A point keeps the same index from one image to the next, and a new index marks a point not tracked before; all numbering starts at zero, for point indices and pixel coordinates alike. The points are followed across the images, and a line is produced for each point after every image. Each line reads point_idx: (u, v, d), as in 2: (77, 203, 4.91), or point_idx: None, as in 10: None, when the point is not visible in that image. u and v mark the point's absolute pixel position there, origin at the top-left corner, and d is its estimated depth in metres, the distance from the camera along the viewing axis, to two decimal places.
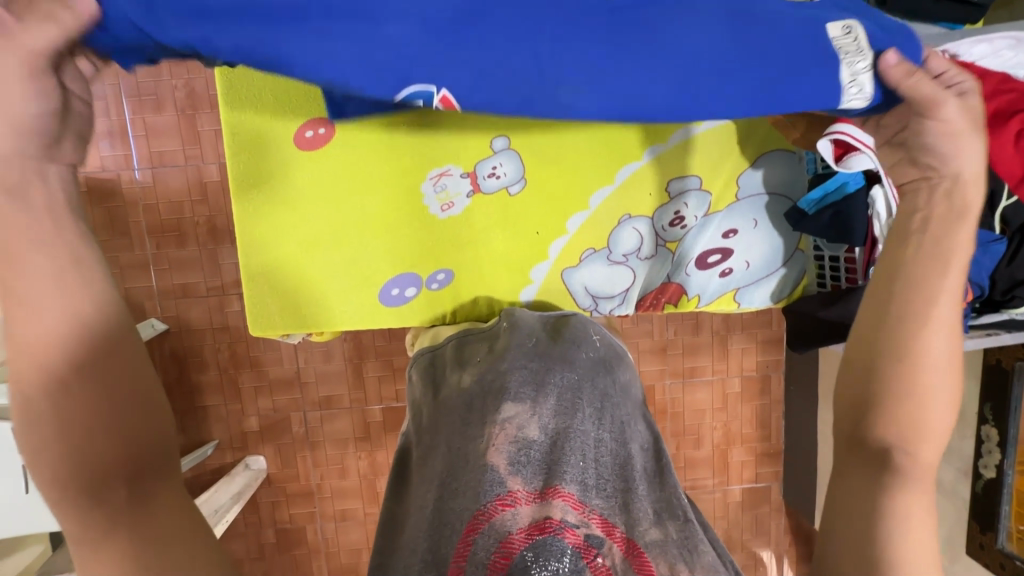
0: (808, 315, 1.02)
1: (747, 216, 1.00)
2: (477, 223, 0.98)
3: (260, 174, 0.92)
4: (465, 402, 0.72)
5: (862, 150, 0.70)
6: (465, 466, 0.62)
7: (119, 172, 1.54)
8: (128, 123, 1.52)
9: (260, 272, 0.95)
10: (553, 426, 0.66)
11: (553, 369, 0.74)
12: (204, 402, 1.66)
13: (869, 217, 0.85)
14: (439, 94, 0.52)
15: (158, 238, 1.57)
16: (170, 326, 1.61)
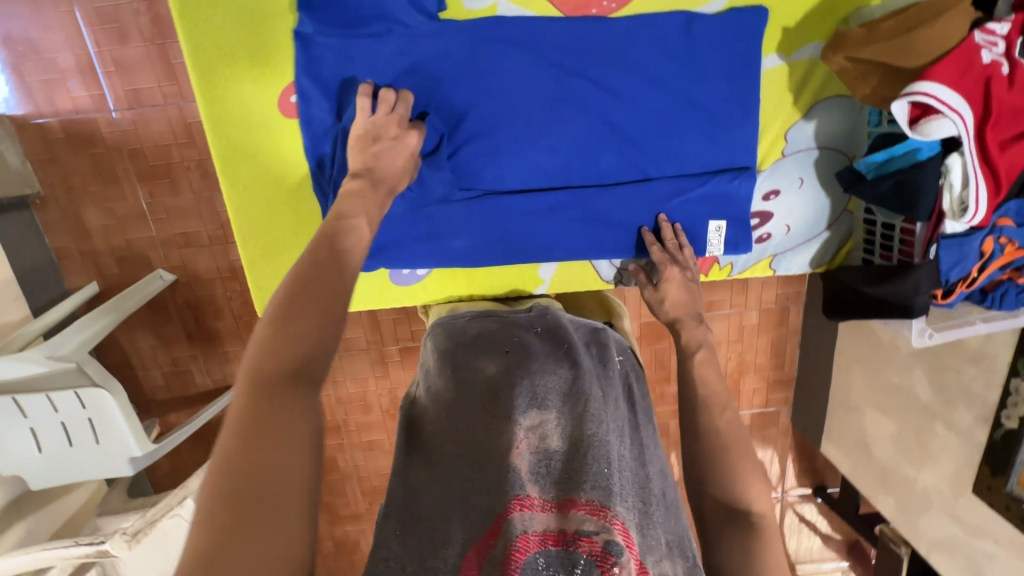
0: (851, 288, 1.02)
1: (793, 174, 1.05)
2: (487, 222, 1.04)
3: (245, 157, 0.99)
4: (491, 391, 0.76)
5: (942, 113, 0.77)
6: (489, 461, 0.66)
7: (94, 115, 1.42)
8: (94, 57, 1.36)
9: (256, 256, 1.05)
10: (577, 434, 0.70)
11: (583, 378, 0.78)
12: (224, 348, 1.68)
13: (940, 186, 0.86)
14: (496, 202, 1.02)
15: (150, 185, 1.49)
16: (178, 276, 1.59)
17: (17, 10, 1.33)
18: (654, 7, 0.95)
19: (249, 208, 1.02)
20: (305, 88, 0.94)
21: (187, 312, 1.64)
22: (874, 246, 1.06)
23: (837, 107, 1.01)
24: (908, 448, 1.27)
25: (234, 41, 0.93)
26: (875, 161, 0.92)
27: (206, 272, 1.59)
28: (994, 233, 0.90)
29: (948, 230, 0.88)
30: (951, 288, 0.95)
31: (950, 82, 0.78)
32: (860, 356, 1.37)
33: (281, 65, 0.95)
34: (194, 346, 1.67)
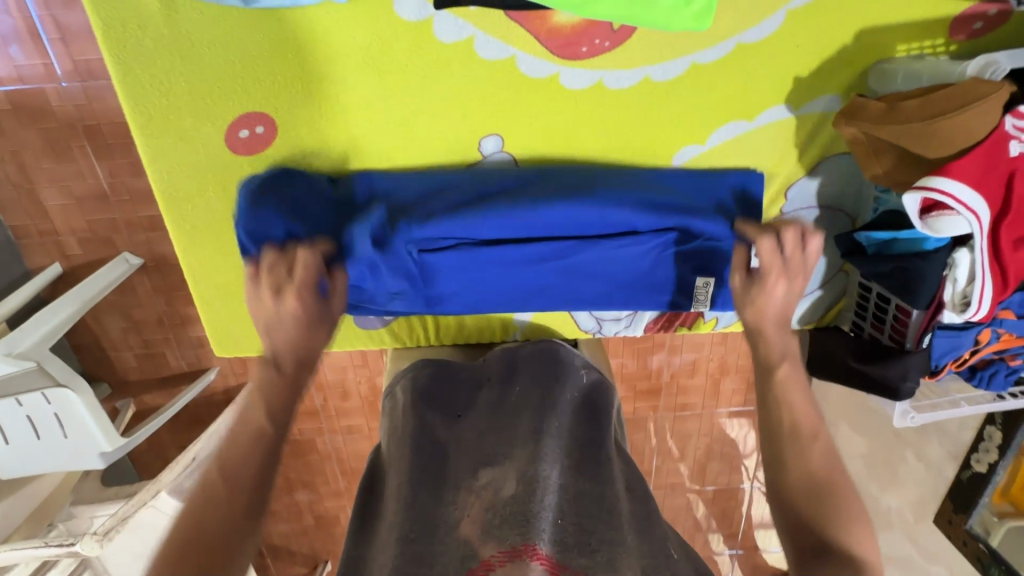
0: (838, 359, 1.05)
1: None
2: (460, 269, 1.06)
3: (191, 194, 1.05)
4: (435, 451, 0.73)
5: (954, 210, 0.79)
6: (434, 535, 0.62)
7: (43, 86, 1.29)
8: (38, 22, 1.22)
9: (211, 292, 1.14)
10: (527, 479, 0.66)
11: (530, 420, 0.75)
12: (198, 333, 1.64)
13: (945, 278, 0.89)
14: (470, 246, 1.05)
15: (110, 165, 1.38)
16: (147, 261, 1.52)
17: None
18: (643, 56, 0.98)
19: (200, 250, 1.09)
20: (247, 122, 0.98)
21: (157, 296, 1.58)
22: (866, 316, 1.03)
23: (835, 168, 1.07)
24: (877, 468, 1.29)
25: (205, 66, 0.96)
26: (878, 238, 0.94)
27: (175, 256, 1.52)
28: (993, 325, 0.91)
29: (945, 320, 0.91)
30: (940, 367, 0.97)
31: (966, 180, 0.79)
32: None
33: (224, 100, 0.99)
34: (166, 329, 1.63)
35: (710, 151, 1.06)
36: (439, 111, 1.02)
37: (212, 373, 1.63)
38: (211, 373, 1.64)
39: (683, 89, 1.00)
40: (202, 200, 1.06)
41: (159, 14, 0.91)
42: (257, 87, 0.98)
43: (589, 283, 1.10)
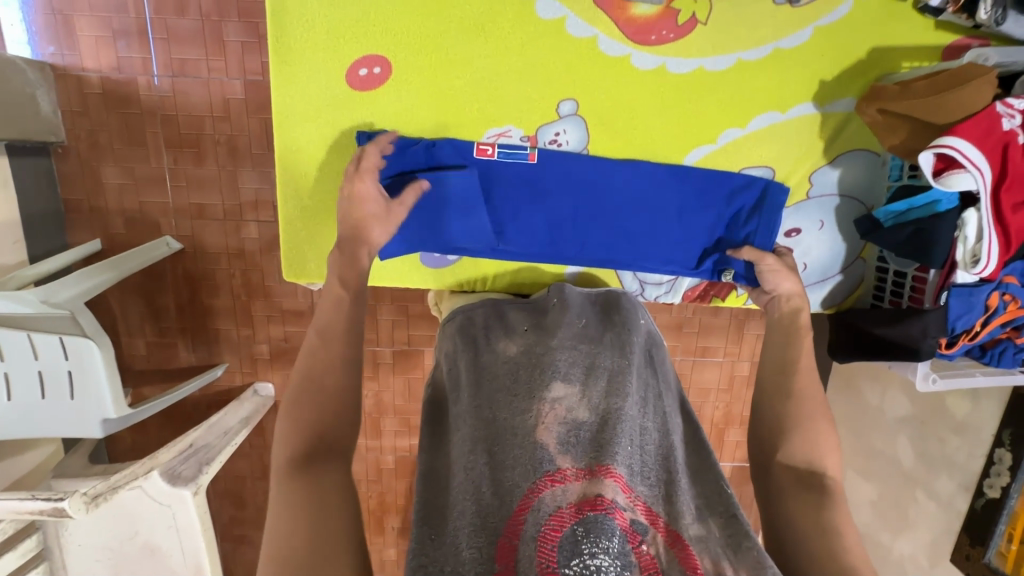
0: (861, 329, 1.01)
1: (814, 217, 1.07)
2: (530, 209, 1.05)
3: (297, 115, 1.00)
4: (510, 370, 0.83)
5: (965, 168, 0.80)
6: (513, 437, 0.72)
7: (136, 77, 1.44)
8: (149, 23, 1.41)
9: (297, 217, 1.06)
10: (600, 411, 0.76)
11: (601, 356, 0.85)
12: (215, 325, 1.65)
13: (954, 238, 0.88)
14: (541, 188, 1.05)
15: (176, 152, 1.50)
16: (185, 247, 1.58)
17: None
18: (711, 44, 0.97)
19: (298, 174, 1.03)
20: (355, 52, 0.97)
21: (185, 284, 1.61)
22: (884, 294, 1.08)
23: (861, 159, 1.04)
24: (888, 512, 1.28)
25: (329, 14, 0.95)
26: (895, 211, 0.94)
27: (214, 245, 1.58)
28: (1000, 289, 0.92)
29: (959, 279, 0.90)
30: (954, 339, 0.96)
31: (973, 139, 0.80)
32: (848, 418, 1.40)
33: (349, 40, 0.96)
34: (184, 319, 1.64)
35: (748, 137, 1.02)
36: (509, 79, 0.99)
37: (221, 366, 1.62)
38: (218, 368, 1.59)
39: (746, 82, 0.99)
40: (290, 137, 1.01)
41: None
42: (377, 37, 0.96)
43: (652, 243, 1.08)
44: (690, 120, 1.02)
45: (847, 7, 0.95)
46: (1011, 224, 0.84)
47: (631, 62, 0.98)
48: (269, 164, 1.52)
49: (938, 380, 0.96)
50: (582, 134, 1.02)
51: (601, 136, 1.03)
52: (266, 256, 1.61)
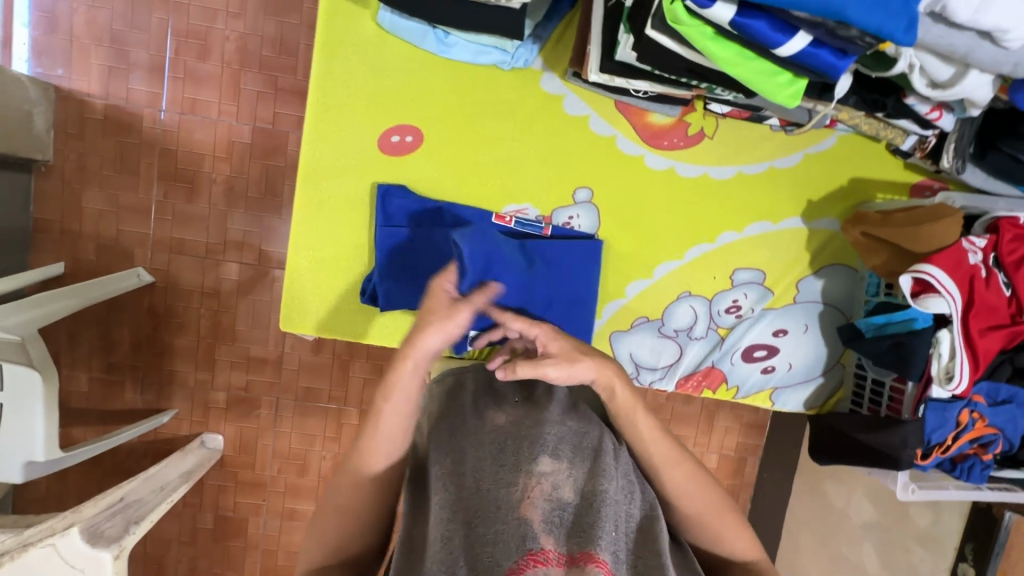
0: (843, 433, 1.05)
1: (800, 320, 1.12)
2: None
3: (325, 167, 0.99)
4: (496, 438, 0.79)
5: (938, 291, 0.87)
6: (495, 512, 0.68)
7: (142, 110, 1.45)
8: (167, 62, 1.43)
9: (304, 267, 1.03)
10: (587, 490, 0.72)
11: (591, 432, 0.82)
12: (172, 365, 1.55)
13: (931, 354, 0.94)
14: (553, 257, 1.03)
15: (168, 186, 1.48)
16: (157, 280, 1.51)
17: (113, 5, 1.41)
18: (716, 155, 1.04)
19: (316, 222, 1.01)
20: (386, 116, 0.97)
21: (147, 319, 1.53)
22: (863, 400, 1.12)
23: (843, 272, 1.11)
24: None
25: (363, 81, 0.96)
26: (875, 322, 1.00)
27: (188, 282, 1.53)
28: (970, 406, 0.98)
29: (934, 394, 0.95)
30: (928, 451, 1.01)
31: (947, 268, 0.88)
32: (812, 521, 1.42)
33: (387, 107, 0.97)
34: (139, 356, 1.54)
35: (744, 241, 1.08)
36: (530, 161, 1.02)
37: (170, 412, 1.50)
38: (166, 415, 1.48)
39: (747, 193, 1.06)
40: (308, 192, 0.99)
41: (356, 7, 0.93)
42: (408, 108, 0.98)
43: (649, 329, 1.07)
44: (696, 221, 1.07)
45: (832, 141, 1.05)
46: (980, 346, 0.91)
47: (645, 162, 1.03)
48: (263, 208, 1.51)
49: (915, 490, 1.01)
50: (595, 220, 1.05)
51: (612, 224, 1.06)
52: (241, 299, 1.55)
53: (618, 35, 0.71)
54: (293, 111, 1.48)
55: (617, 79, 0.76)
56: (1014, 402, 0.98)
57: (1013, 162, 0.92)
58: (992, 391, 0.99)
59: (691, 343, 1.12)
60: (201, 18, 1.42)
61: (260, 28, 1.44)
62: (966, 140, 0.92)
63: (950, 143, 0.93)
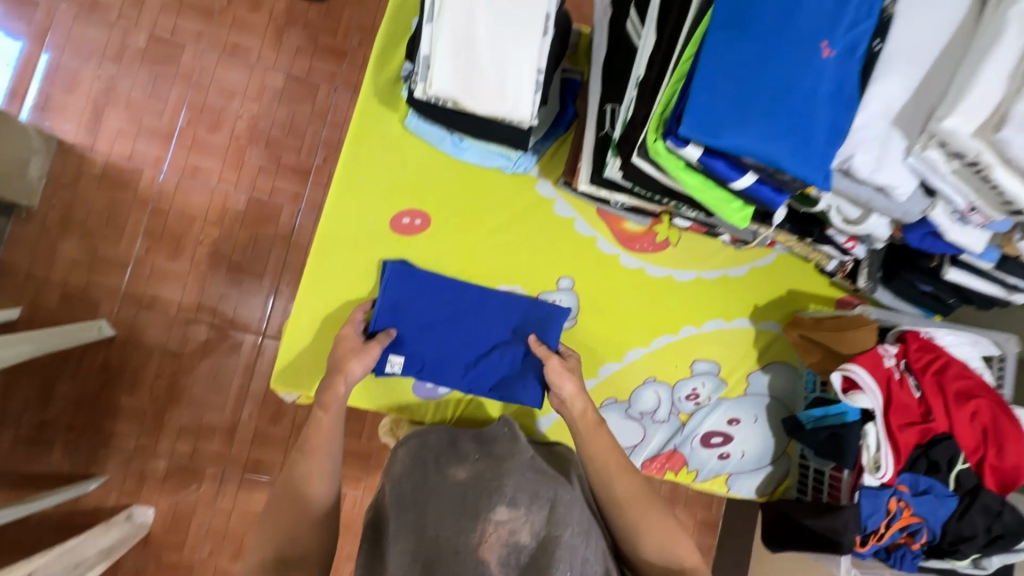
0: (792, 518, 1.11)
1: (750, 410, 1.22)
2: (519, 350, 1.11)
3: (336, 239, 1.06)
4: (456, 492, 0.81)
5: (862, 389, 1.01)
6: (454, 559, 0.72)
7: (142, 170, 1.51)
8: (177, 131, 1.53)
9: (305, 327, 1.06)
10: (544, 535, 0.75)
11: (550, 483, 0.83)
12: (113, 426, 1.46)
13: (861, 445, 1.05)
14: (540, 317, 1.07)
15: (152, 242, 1.50)
16: (118, 335, 1.47)
17: (136, 76, 1.52)
18: (680, 260, 1.19)
19: (322, 287, 1.06)
20: (398, 200, 1.08)
21: (98, 374, 1.46)
22: (807, 488, 1.19)
23: (786, 369, 1.24)
24: None
25: (382, 170, 1.07)
26: (814, 415, 1.11)
27: (152, 339, 1.49)
28: (895, 495, 1.05)
29: (867, 482, 1.05)
30: (865, 538, 1.07)
31: (869, 368, 1.02)
32: None
33: (399, 193, 1.08)
34: (78, 413, 1.45)
35: (702, 335, 1.21)
36: (523, 250, 1.13)
37: (100, 479, 1.39)
38: (94, 481, 1.37)
39: (706, 294, 1.21)
40: (319, 261, 1.06)
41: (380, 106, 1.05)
42: (418, 195, 1.08)
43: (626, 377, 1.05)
44: (663, 315, 1.20)
45: (771, 258, 1.24)
46: (899, 439, 1.02)
47: (620, 261, 1.17)
48: (244, 272, 1.54)
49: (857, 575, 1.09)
50: (575, 306, 1.16)
51: (591, 312, 1.17)
52: (204, 361, 1.52)
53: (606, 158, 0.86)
54: (291, 186, 1.58)
55: (600, 189, 0.91)
56: (933, 492, 1.05)
57: (911, 286, 1.10)
58: (913, 482, 1.06)
59: (655, 426, 1.19)
60: (218, 97, 1.55)
61: (272, 111, 1.58)
62: (875, 267, 1.12)
63: (863, 268, 1.12)
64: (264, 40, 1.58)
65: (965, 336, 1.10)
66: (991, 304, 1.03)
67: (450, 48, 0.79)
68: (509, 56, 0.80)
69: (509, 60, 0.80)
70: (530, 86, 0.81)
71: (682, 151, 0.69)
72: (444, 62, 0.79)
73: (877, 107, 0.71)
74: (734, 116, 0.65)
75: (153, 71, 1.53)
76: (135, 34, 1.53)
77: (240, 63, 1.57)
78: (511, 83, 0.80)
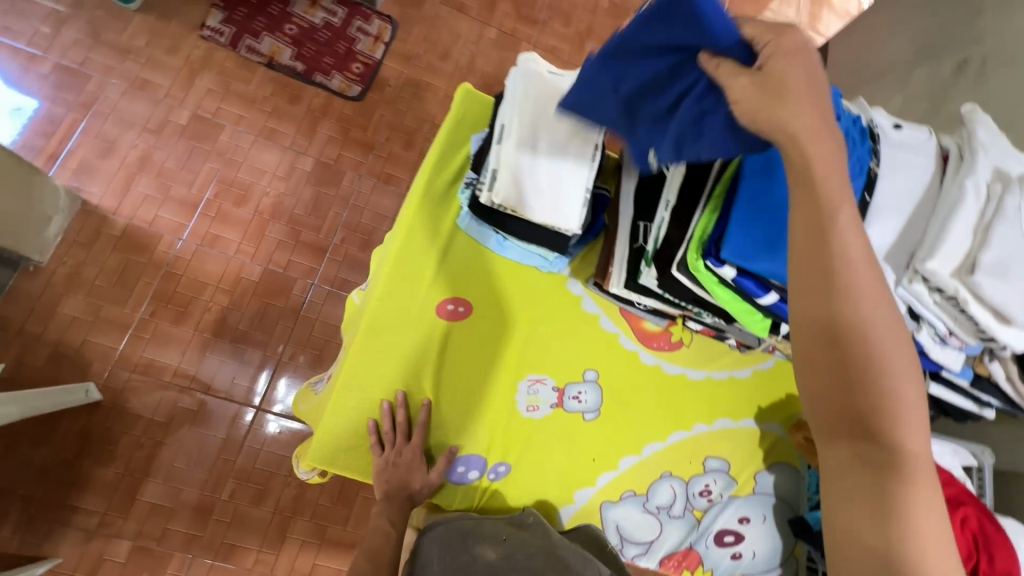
0: None
1: (758, 509, 1.21)
2: (548, 433, 1.12)
3: (383, 322, 1.07)
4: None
5: None
6: None
7: (162, 235, 1.54)
8: (203, 201, 1.59)
9: (350, 408, 1.03)
10: None
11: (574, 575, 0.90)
12: (79, 501, 1.35)
13: None
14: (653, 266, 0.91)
15: (159, 306, 1.49)
16: (104, 400, 1.41)
17: (171, 149, 1.60)
18: (692, 358, 1.24)
19: (368, 368, 1.05)
20: (444, 285, 1.12)
21: (74, 441, 1.38)
22: None
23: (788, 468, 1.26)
24: None
25: (428, 258, 1.12)
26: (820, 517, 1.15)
27: (139, 406, 1.43)
28: None
29: None
30: None
31: None
32: None
33: (444, 280, 1.12)
34: (43, 484, 1.34)
35: (712, 433, 1.21)
36: (556, 339, 1.16)
37: (53, 562, 1.26)
38: (48, 564, 1.24)
39: (718, 394, 1.23)
40: (357, 350, 1.05)
41: (425, 199, 1.15)
42: (456, 283, 1.12)
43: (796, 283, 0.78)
44: (679, 412, 1.20)
45: (773, 362, 1.29)
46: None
47: (639, 357, 1.21)
48: (247, 341, 1.54)
49: None
50: (598, 400, 1.16)
51: (610, 405, 1.16)
52: (192, 432, 1.45)
53: (640, 265, 0.97)
54: (307, 262, 1.63)
55: (631, 291, 1.01)
56: None
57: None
58: None
59: (671, 522, 1.16)
60: (248, 174, 1.64)
61: (298, 191, 1.67)
62: None
63: None
64: (299, 128, 1.72)
65: (945, 446, 1.19)
66: (964, 417, 1.14)
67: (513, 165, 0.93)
68: (562, 177, 0.94)
69: (562, 180, 0.94)
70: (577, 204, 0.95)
71: (720, 269, 0.80)
72: (507, 176, 0.93)
73: (872, 244, 0.86)
74: (766, 245, 0.77)
75: (189, 146, 1.62)
76: (178, 112, 1.63)
77: (274, 146, 1.68)
78: (566, 201, 0.94)
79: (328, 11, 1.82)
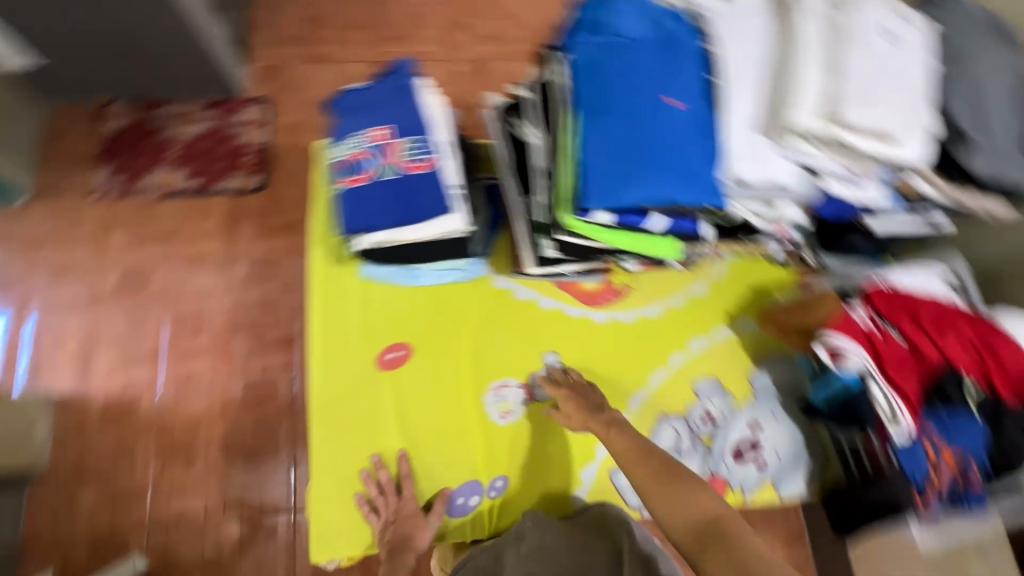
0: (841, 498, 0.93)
1: (766, 409, 0.99)
2: (540, 426, 0.94)
3: (333, 388, 0.92)
4: None
5: (844, 353, 0.85)
6: None
7: (141, 395, 1.57)
8: (165, 348, 1.61)
9: (332, 490, 0.88)
10: None
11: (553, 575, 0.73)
12: None
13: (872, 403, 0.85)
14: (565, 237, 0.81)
15: (165, 458, 1.52)
16: (153, 564, 1.45)
17: (114, 313, 1.63)
18: (649, 286, 1.04)
19: (335, 439, 0.90)
20: (375, 311, 0.95)
21: None
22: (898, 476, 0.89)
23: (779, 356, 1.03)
24: None
25: (346, 297, 0.95)
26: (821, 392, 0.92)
27: (186, 558, 1.46)
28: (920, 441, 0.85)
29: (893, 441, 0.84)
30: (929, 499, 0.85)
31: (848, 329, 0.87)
32: None
33: (375, 308, 0.95)
34: None
35: (715, 343, 1.02)
36: (502, 333, 0.98)
37: None
38: None
39: (690, 315, 1.03)
40: (317, 454, 0.89)
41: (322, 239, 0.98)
42: (388, 327, 0.95)
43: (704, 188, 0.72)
44: (659, 347, 1.01)
45: (726, 266, 1.07)
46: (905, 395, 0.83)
47: (587, 320, 1.00)
48: (257, 453, 1.55)
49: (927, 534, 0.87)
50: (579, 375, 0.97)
51: (603, 381, 0.99)
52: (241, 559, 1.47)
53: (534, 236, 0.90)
54: (280, 358, 1.63)
55: (548, 267, 0.93)
56: (960, 423, 0.84)
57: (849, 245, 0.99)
58: (935, 418, 0.85)
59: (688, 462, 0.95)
60: (193, 304, 1.66)
61: (246, 298, 1.68)
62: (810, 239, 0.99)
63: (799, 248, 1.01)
64: (222, 240, 1.72)
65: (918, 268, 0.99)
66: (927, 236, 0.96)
67: (358, 201, 0.80)
68: (415, 182, 0.82)
69: (416, 183, 0.82)
70: (443, 199, 0.83)
71: (592, 217, 0.74)
72: (355, 208, 0.80)
73: (745, 123, 0.74)
74: (642, 174, 0.70)
75: (131, 303, 1.65)
76: (107, 275, 1.66)
77: (207, 268, 1.69)
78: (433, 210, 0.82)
79: (194, 113, 1.78)
